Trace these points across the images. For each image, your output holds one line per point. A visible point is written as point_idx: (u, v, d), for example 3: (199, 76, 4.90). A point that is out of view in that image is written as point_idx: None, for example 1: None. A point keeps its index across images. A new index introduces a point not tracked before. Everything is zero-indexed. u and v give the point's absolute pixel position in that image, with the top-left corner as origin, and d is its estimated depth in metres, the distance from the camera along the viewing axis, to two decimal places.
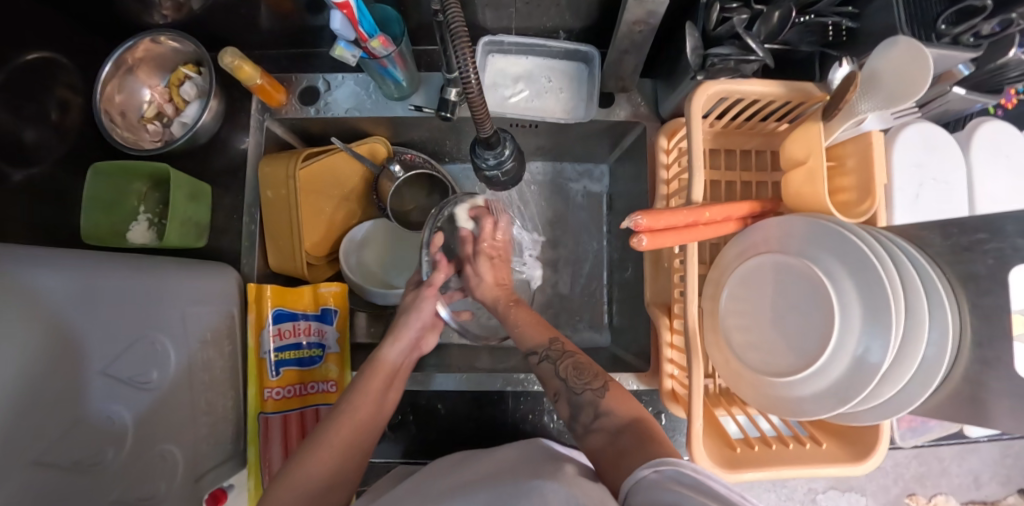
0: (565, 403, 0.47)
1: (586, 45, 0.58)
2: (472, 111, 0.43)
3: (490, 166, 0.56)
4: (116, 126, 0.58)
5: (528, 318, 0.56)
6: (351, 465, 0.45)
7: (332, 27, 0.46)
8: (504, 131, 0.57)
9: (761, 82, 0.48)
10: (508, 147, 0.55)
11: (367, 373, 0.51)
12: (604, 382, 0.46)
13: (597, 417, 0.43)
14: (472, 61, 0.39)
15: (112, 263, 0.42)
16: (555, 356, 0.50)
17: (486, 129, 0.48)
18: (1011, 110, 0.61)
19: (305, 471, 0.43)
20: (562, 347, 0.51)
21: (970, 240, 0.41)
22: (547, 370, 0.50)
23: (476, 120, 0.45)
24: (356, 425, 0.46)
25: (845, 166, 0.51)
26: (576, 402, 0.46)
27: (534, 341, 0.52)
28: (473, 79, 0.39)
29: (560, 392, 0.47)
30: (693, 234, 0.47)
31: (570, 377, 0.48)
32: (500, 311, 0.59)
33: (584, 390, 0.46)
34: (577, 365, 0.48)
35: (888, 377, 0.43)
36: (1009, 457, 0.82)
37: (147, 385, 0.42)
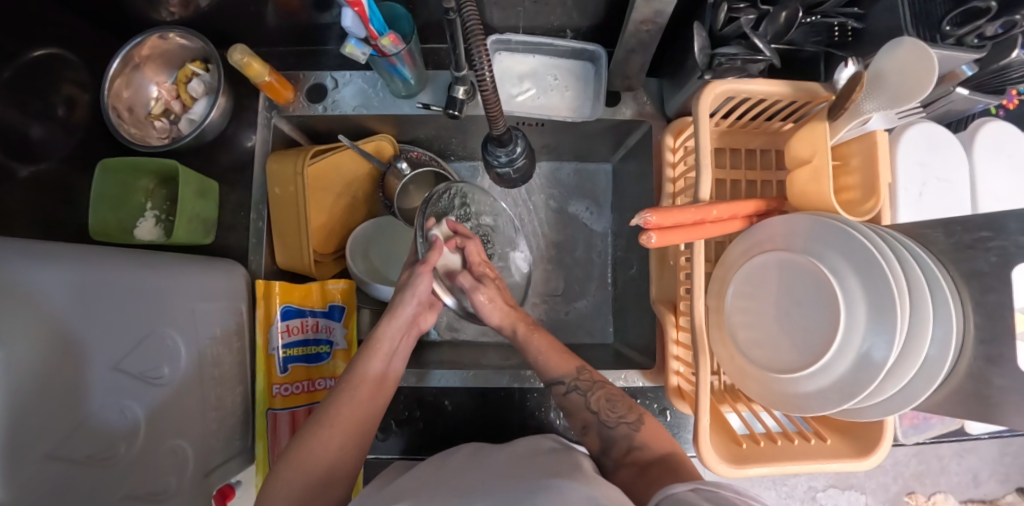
0: (595, 435, 0.48)
1: (593, 44, 0.59)
2: (487, 109, 0.45)
3: (502, 163, 0.55)
4: (124, 121, 0.58)
5: (549, 344, 0.55)
6: (355, 447, 0.45)
7: (344, 25, 0.47)
8: (515, 128, 0.57)
9: (767, 81, 0.49)
10: (520, 145, 0.55)
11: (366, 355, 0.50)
12: (639, 416, 0.47)
13: (629, 452, 0.44)
14: (488, 60, 0.40)
15: (123, 259, 0.42)
16: (585, 387, 0.50)
17: (498, 126, 0.49)
18: (1013, 110, 0.62)
19: (310, 452, 0.43)
20: (592, 377, 0.51)
21: (973, 238, 0.42)
22: (577, 401, 0.50)
23: (490, 116, 0.46)
24: (359, 408, 0.46)
25: (850, 165, 0.51)
26: (609, 435, 0.47)
27: (561, 372, 0.52)
28: (489, 76, 0.41)
29: (591, 425, 0.48)
30: (701, 232, 0.47)
31: (602, 409, 0.48)
32: (522, 339, 0.56)
33: (617, 424, 0.46)
34: (608, 397, 0.49)
35: (893, 373, 0.43)
36: (1008, 455, 0.83)
37: (158, 380, 0.42)
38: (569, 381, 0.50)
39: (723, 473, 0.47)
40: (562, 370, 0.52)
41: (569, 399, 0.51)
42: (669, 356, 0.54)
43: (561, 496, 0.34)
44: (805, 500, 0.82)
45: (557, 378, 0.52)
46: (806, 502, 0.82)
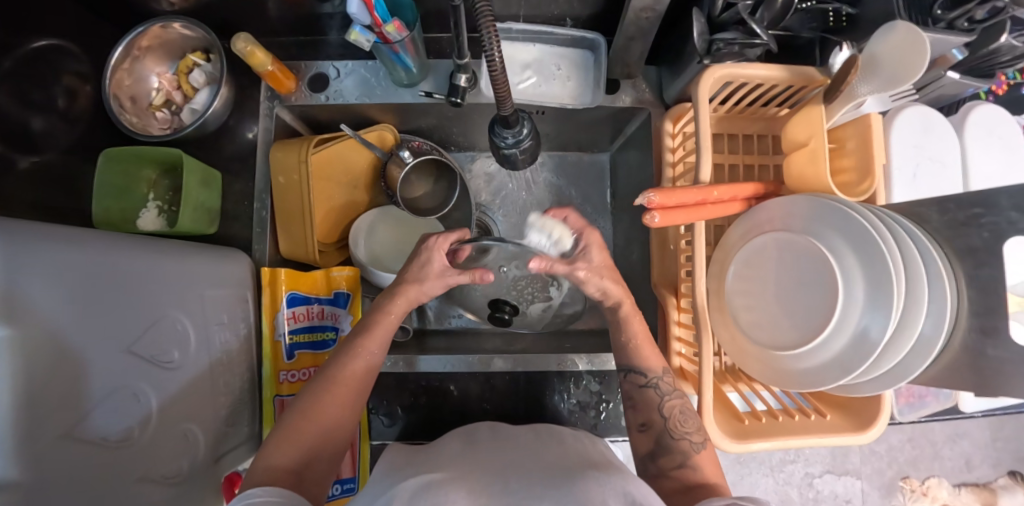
0: (652, 436, 0.50)
1: (592, 33, 0.60)
2: (496, 90, 0.44)
3: (508, 145, 0.56)
4: (125, 111, 0.58)
5: (645, 332, 0.54)
6: (354, 409, 0.46)
7: (348, 10, 0.47)
8: (522, 112, 0.57)
9: (765, 66, 0.50)
10: (527, 127, 0.55)
11: (372, 323, 0.49)
12: (705, 439, 0.47)
13: (679, 467, 0.46)
14: (498, 40, 0.39)
15: (134, 244, 0.42)
16: (665, 389, 0.51)
17: (506, 109, 0.49)
18: (1002, 95, 0.64)
19: (319, 410, 0.44)
20: (673, 384, 0.52)
21: (967, 215, 0.43)
22: (650, 399, 0.51)
23: (498, 98, 0.46)
24: (361, 371, 0.47)
25: (846, 148, 0.53)
26: (667, 444, 0.48)
27: (646, 365, 0.52)
28: (497, 57, 0.39)
29: (657, 427, 0.49)
30: (702, 213, 0.48)
31: (675, 419, 0.49)
32: (623, 315, 0.54)
33: (680, 439, 0.48)
34: (683, 409, 0.50)
35: (889, 350, 0.44)
36: (1000, 440, 0.84)
37: (170, 364, 0.42)
38: (653, 377, 0.51)
39: (728, 448, 0.48)
40: (649, 364, 0.52)
41: (644, 393, 0.51)
42: (672, 337, 0.56)
43: (591, 487, 0.34)
44: (802, 486, 0.83)
45: (641, 368, 0.52)
46: (803, 488, 0.83)
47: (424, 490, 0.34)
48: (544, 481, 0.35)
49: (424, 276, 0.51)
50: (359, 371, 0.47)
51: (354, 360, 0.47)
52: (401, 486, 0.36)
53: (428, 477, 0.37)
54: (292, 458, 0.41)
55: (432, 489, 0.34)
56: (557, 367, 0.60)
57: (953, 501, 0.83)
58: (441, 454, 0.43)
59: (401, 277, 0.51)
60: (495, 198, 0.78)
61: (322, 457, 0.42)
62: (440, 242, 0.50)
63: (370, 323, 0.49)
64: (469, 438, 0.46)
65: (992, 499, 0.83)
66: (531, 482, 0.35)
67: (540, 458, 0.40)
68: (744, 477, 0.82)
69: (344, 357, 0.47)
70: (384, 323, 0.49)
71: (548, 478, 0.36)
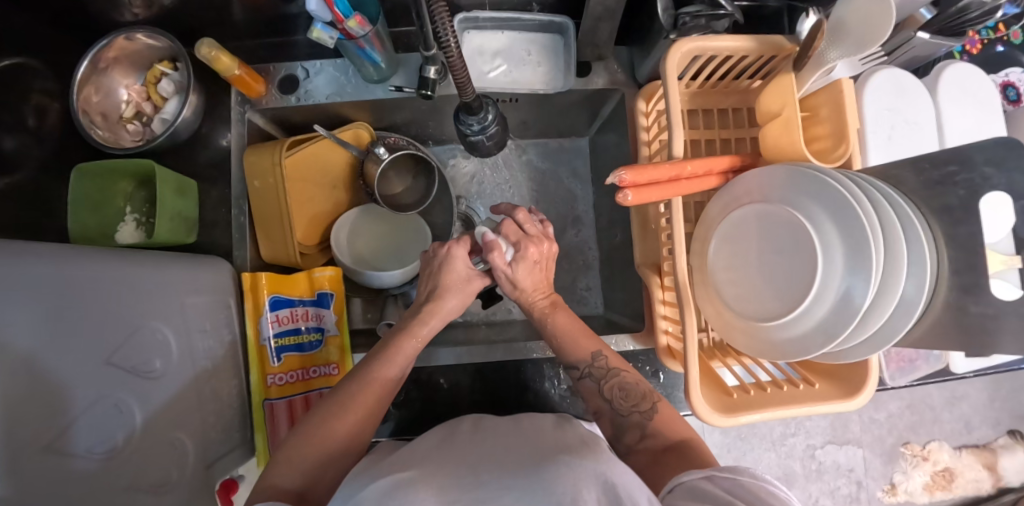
0: (608, 420, 0.51)
1: (560, 16, 0.59)
2: (454, 76, 0.43)
3: (475, 132, 0.56)
4: (95, 126, 0.57)
5: (569, 324, 0.54)
6: (369, 425, 0.46)
7: (307, 8, 0.47)
8: (487, 97, 0.57)
9: (733, 37, 0.49)
10: (491, 112, 0.55)
11: (398, 340, 0.49)
12: (652, 405, 0.49)
13: (642, 440, 0.48)
14: (452, 27, 0.38)
15: (107, 256, 0.42)
16: (599, 374, 0.52)
17: (467, 95, 0.48)
18: (977, 54, 0.64)
19: (329, 426, 0.43)
20: (606, 365, 0.52)
21: (942, 174, 0.43)
22: (590, 387, 0.52)
23: (458, 85, 0.45)
24: (378, 391, 0.47)
25: (819, 115, 0.52)
26: (621, 422, 0.49)
27: (576, 357, 0.53)
28: (452, 41, 0.38)
29: (603, 411, 0.51)
30: (677, 189, 0.48)
31: (616, 399, 0.50)
32: (537, 319, 0.55)
33: (630, 413, 0.49)
34: (622, 386, 0.50)
35: (870, 315, 0.44)
36: (998, 400, 0.85)
37: (151, 374, 0.42)
38: (584, 367, 0.52)
39: (717, 423, 0.48)
40: (580, 355, 0.53)
41: (583, 384, 0.52)
42: (657, 316, 0.55)
43: (571, 480, 0.34)
44: (804, 458, 0.83)
45: (573, 360, 0.53)
46: (805, 460, 0.83)
47: (394, 489, 0.34)
48: (523, 469, 0.36)
49: (457, 290, 0.52)
50: (376, 391, 0.46)
51: (371, 380, 0.47)
52: (369, 488, 0.35)
53: (398, 475, 0.37)
54: (299, 477, 0.41)
55: (401, 489, 0.34)
56: (545, 353, 0.60)
57: (955, 463, 0.83)
58: (418, 447, 0.44)
59: (436, 291, 0.52)
60: (477, 190, 0.78)
61: (329, 474, 0.43)
62: (461, 248, 0.52)
63: (394, 344, 0.49)
64: (454, 430, 0.46)
65: (993, 459, 0.83)
66: (511, 470, 0.36)
67: (521, 445, 0.41)
68: (746, 452, 0.83)
69: (363, 377, 0.46)
70: (411, 342, 0.50)
71: (527, 465, 0.36)
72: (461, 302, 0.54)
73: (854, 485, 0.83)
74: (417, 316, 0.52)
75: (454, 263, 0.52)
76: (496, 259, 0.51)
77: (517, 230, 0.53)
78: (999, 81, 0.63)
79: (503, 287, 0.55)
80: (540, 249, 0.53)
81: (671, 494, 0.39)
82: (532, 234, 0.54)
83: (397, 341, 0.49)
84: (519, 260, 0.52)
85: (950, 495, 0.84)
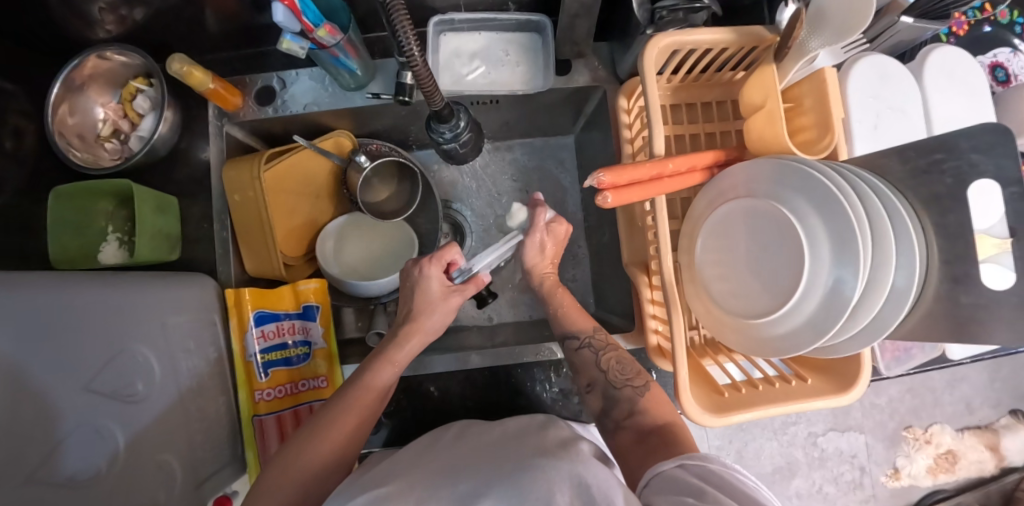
0: (599, 394, 0.52)
1: (536, 14, 0.58)
2: (421, 85, 0.42)
3: (448, 139, 0.56)
4: (73, 147, 0.56)
5: (572, 302, 0.60)
6: (349, 451, 0.46)
7: (275, 20, 0.45)
8: (459, 104, 0.57)
9: (711, 30, 0.48)
10: (462, 119, 0.55)
11: (375, 366, 0.49)
12: (645, 382, 0.50)
13: (630, 415, 0.48)
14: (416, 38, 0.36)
15: (82, 281, 0.41)
16: (598, 346, 0.54)
17: (437, 102, 0.47)
18: (963, 36, 0.63)
19: (309, 451, 0.43)
20: (606, 338, 0.54)
21: (929, 162, 0.42)
22: (587, 358, 0.53)
23: (425, 94, 0.45)
24: (356, 419, 0.46)
25: (803, 106, 0.52)
26: (613, 396, 0.50)
27: (579, 328, 0.56)
28: (415, 52, 0.37)
29: (597, 382, 0.52)
30: (660, 187, 0.47)
31: (612, 369, 0.52)
32: (546, 290, 0.61)
33: (623, 387, 0.50)
34: (619, 359, 0.52)
35: (860, 309, 0.44)
36: (998, 380, 0.84)
37: (133, 398, 0.41)
38: (585, 336, 0.54)
39: (708, 423, 0.47)
40: (580, 327, 0.56)
41: (580, 355, 0.54)
42: (646, 316, 0.54)
43: (547, 482, 0.34)
44: (807, 446, 0.83)
45: (574, 332, 0.56)
46: (807, 448, 0.83)
47: None
48: (496, 475, 0.36)
49: (434, 307, 0.53)
50: (355, 417, 0.46)
51: (351, 402, 0.46)
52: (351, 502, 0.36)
53: (377, 490, 0.37)
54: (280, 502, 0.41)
55: None
56: (536, 357, 0.60)
57: (957, 445, 0.83)
58: (405, 458, 0.44)
59: (410, 312, 0.53)
60: (463, 193, 0.77)
61: (310, 501, 0.42)
62: (433, 264, 0.53)
63: (373, 367, 0.49)
64: (436, 440, 0.46)
65: (995, 440, 0.83)
66: (486, 478, 0.36)
67: (503, 452, 0.40)
68: (748, 442, 0.82)
69: (342, 402, 0.46)
70: (387, 368, 0.49)
71: (504, 469, 0.37)
72: (442, 319, 0.54)
73: (857, 470, 0.83)
74: (395, 339, 0.52)
75: (429, 282, 0.53)
76: (541, 215, 0.60)
77: (556, 207, 0.62)
78: (987, 62, 0.63)
79: (529, 254, 0.60)
80: (566, 226, 0.61)
81: (648, 488, 0.38)
82: (560, 213, 0.62)
83: (373, 365, 0.49)
84: (552, 230, 0.59)
85: (953, 477, 0.84)
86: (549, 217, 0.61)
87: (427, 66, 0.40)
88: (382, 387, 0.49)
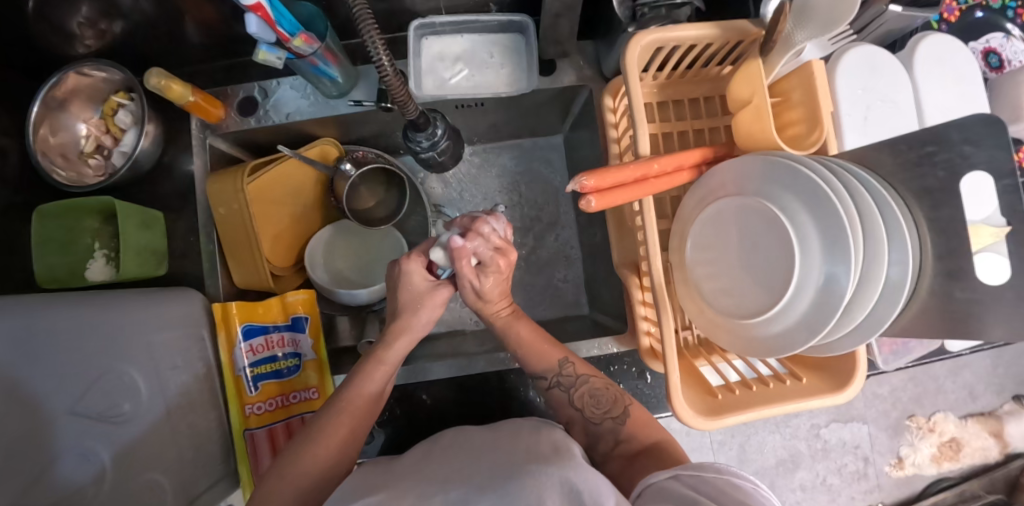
0: (580, 430, 0.51)
1: (518, 15, 0.57)
2: (392, 97, 0.43)
3: (425, 148, 0.57)
4: (56, 167, 0.55)
5: (531, 334, 0.54)
6: (343, 458, 0.45)
7: (250, 32, 0.45)
8: (435, 113, 0.58)
9: (695, 25, 0.47)
10: (439, 128, 0.56)
11: (366, 369, 0.48)
12: (624, 410, 0.49)
13: (616, 445, 0.47)
14: (386, 50, 0.37)
15: (61, 304, 0.41)
16: (568, 382, 0.52)
17: (411, 111, 0.47)
18: (954, 22, 0.62)
19: (297, 465, 0.43)
20: (574, 372, 0.52)
21: (921, 154, 0.41)
22: (560, 397, 0.52)
23: (397, 103, 0.45)
24: (347, 426, 0.45)
25: (791, 100, 0.51)
26: (594, 431, 0.49)
27: (544, 367, 0.53)
28: (385, 63, 0.37)
29: (576, 421, 0.51)
30: (645, 189, 0.47)
31: (587, 407, 0.50)
32: (499, 326, 0.55)
33: (602, 421, 0.49)
34: (592, 393, 0.51)
35: (854, 306, 0.43)
36: (1001, 367, 0.84)
37: (119, 418, 0.41)
38: (552, 378, 0.52)
39: (702, 426, 0.46)
40: (545, 367, 0.53)
41: (552, 394, 0.53)
42: (638, 318, 0.54)
43: (538, 490, 0.34)
44: (810, 438, 0.82)
45: (540, 372, 0.53)
46: (810, 440, 0.82)
47: None
48: (486, 484, 0.36)
49: (419, 304, 0.50)
50: (346, 425, 0.45)
51: (345, 407, 0.46)
52: None
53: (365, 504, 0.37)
54: None
55: None
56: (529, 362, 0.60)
57: (961, 433, 0.82)
58: (395, 469, 0.43)
59: (397, 310, 0.51)
60: (453, 198, 0.76)
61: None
62: (415, 258, 0.50)
63: (364, 371, 0.48)
64: (429, 447, 0.46)
65: (999, 427, 0.82)
66: (475, 488, 0.36)
67: (495, 459, 0.40)
68: (751, 436, 0.82)
69: (334, 407, 0.46)
70: (377, 370, 0.48)
71: (492, 479, 0.37)
72: (432, 315, 0.52)
73: (860, 461, 0.82)
74: (383, 339, 0.50)
75: (411, 277, 0.50)
76: (464, 266, 0.47)
77: (484, 238, 0.46)
78: (980, 48, 0.62)
79: (468, 297, 0.53)
80: (507, 262, 0.49)
81: (641, 497, 0.38)
82: (493, 248, 0.47)
83: (364, 369, 0.48)
84: (484, 275, 0.48)
85: (958, 465, 0.83)
86: (478, 259, 0.47)
87: (399, 77, 0.40)
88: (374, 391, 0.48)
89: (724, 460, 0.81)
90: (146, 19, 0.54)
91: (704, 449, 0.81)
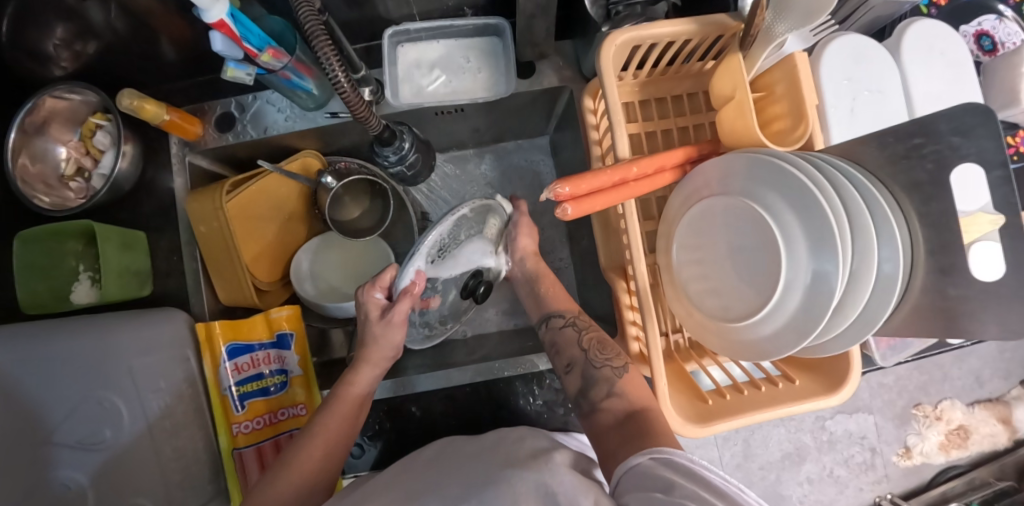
0: (578, 372, 0.48)
1: (494, 17, 0.56)
2: (352, 111, 0.42)
3: (393, 161, 0.58)
4: (37, 193, 0.53)
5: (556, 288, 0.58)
6: (325, 473, 0.44)
7: (216, 49, 0.45)
8: (403, 126, 0.59)
9: (670, 22, 0.46)
10: (406, 140, 0.57)
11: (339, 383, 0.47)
12: (626, 362, 0.47)
13: (608, 397, 0.44)
14: (338, 60, 0.38)
15: (38, 332, 0.41)
16: (582, 326, 0.52)
17: (374, 125, 0.48)
18: (944, 6, 0.61)
19: (276, 484, 0.42)
20: (588, 321, 0.53)
21: (908, 147, 0.40)
22: (569, 336, 0.51)
23: (358, 118, 0.44)
24: (322, 450, 0.44)
25: (775, 94, 0.49)
26: (592, 374, 0.47)
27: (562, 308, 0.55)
28: (342, 79, 0.38)
29: (578, 360, 0.48)
30: (625, 193, 0.46)
31: (592, 349, 0.49)
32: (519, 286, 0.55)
33: (603, 365, 0.47)
34: (601, 339, 0.50)
35: (846, 304, 0.41)
36: (1008, 351, 0.82)
37: (99, 445, 0.41)
38: (569, 314, 0.53)
39: (693, 434, 0.45)
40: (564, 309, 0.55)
41: (563, 332, 0.52)
42: (625, 322, 0.52)
43: (511, 494, 0.34)
44: (815, 430, 0.81)
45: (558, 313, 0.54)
46: (816, 432, 0.81)
47: None
48: (460, 497, 0.35)
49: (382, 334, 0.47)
50: (324, 442, 0.44)
51: (319, 429, 0.45)
52: None
53: None
54: None
55: None
56: (517, 369, 0.59)
57: (969, 420, 0.80)
58: (373, 485, 0.42)
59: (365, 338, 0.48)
60: (438, 206, 0.75)
61: None
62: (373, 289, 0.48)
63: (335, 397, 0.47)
64: (413, 458, 0.46)
65: (1008, 412, 0.81)
66: (452, 498, 0.35)
67: (477, 467, 0.39)
68: (755, 430, 0.81)
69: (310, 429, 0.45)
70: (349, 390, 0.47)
71: (468, 489, 0.36)
72: (399, 342, 0.49)
73: (867, 452, 0.81)
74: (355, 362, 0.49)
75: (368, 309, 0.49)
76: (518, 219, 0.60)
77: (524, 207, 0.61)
78: (971, 32, 0.60)
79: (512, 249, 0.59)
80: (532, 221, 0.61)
81: (620, 485, 0.36)
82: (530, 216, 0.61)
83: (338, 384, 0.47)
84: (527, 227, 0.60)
85: (967, 452, 0.82)
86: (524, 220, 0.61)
87: (358, 92, 0.41)
88: (351, 415, 0.46)
89: (727, 456, 0.80)
90: (119, 38, 0.54)
91: (708, 445, 0.80)
